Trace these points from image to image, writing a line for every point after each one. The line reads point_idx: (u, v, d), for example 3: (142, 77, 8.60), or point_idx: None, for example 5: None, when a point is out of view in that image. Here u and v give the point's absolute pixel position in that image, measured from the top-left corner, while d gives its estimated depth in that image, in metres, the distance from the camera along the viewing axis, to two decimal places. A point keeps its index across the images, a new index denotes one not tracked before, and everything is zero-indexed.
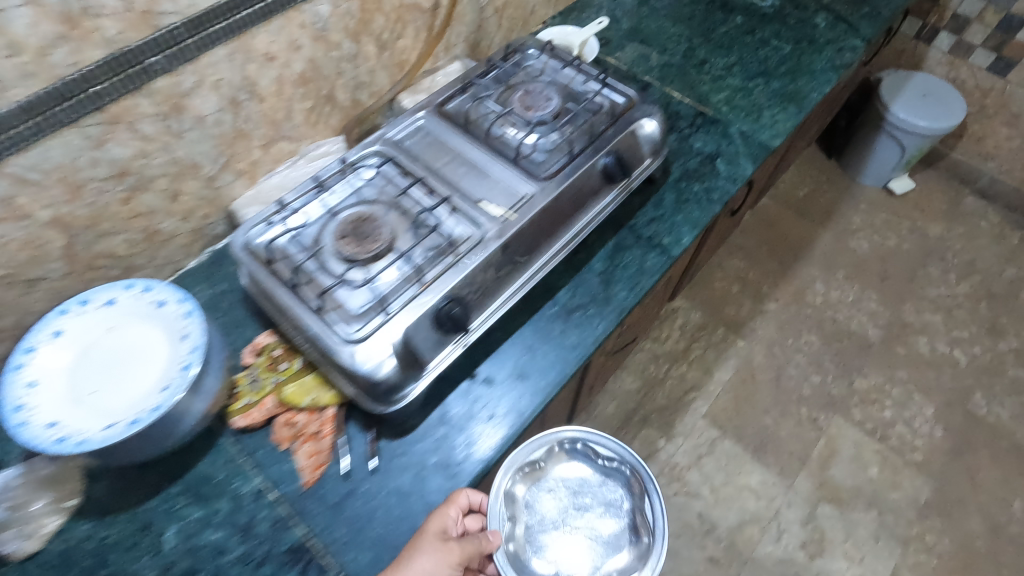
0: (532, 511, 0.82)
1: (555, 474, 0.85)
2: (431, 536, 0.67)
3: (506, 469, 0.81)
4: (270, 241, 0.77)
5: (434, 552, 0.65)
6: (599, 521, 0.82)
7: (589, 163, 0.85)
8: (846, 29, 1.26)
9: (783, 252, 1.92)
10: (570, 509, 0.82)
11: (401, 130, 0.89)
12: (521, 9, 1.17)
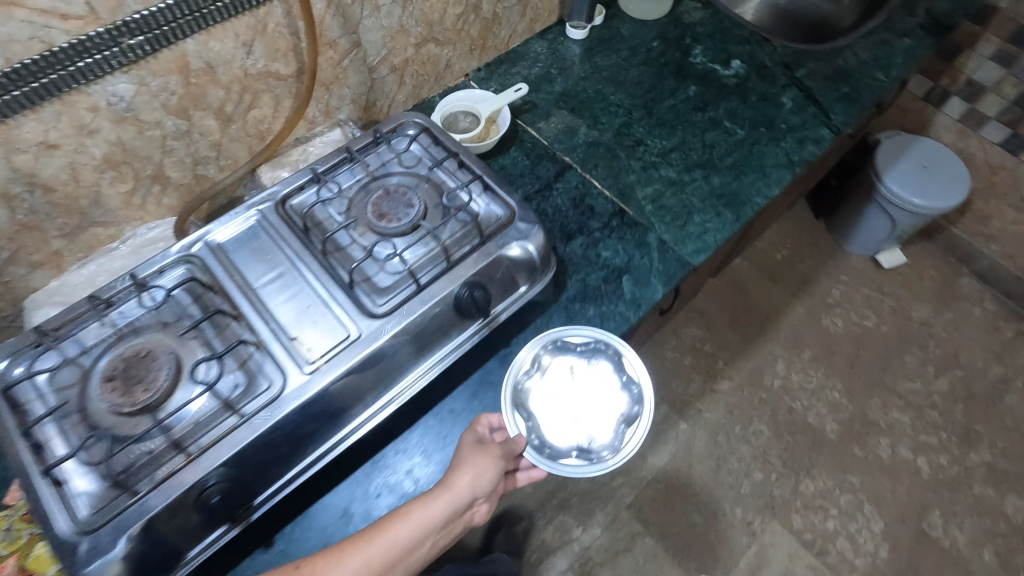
0: (540, 400, 0.78)
1: (550, 364, 0.80)
2: (470, 450, 0.70)
3: (507, 394, 0.76)
4: (21, 378, 0.63)
5: (482, 454, 0.69)
6: (594, 387, 0.79)
7: (434, 301, 0.71)
8: (816, 114, 1.08)
9: (746, 324, 1.75)
10: (572, 383, 0.79)
11: (226, 231, 0.75)
12: (429, 66, 1.01)
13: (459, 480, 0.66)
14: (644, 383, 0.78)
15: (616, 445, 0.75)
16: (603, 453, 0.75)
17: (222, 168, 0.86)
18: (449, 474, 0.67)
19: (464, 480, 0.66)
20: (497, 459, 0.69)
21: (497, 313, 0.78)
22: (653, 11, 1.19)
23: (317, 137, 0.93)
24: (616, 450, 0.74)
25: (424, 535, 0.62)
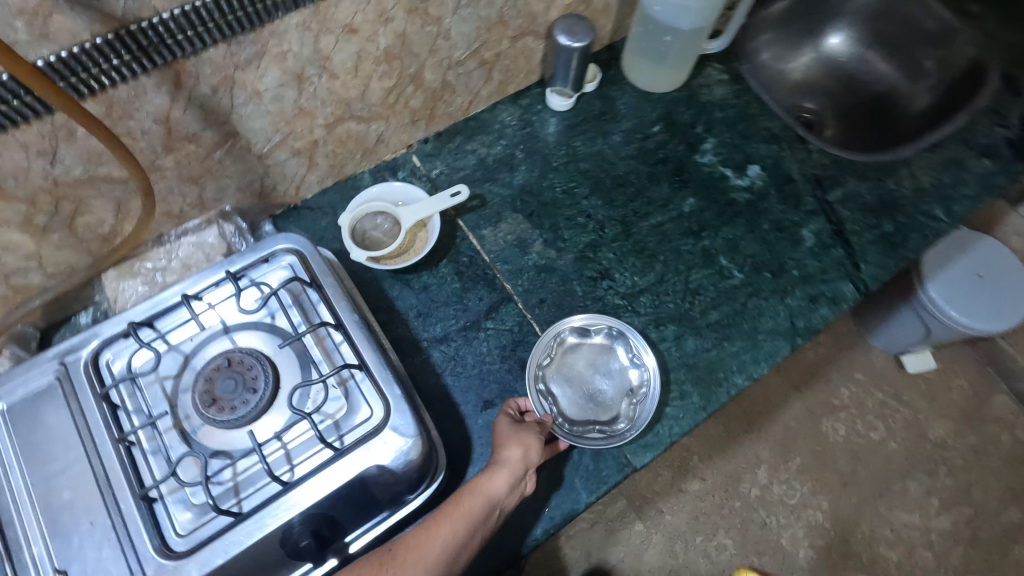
0: (562, 384, 0.76)
1: (567, 347, 0.78)
2: (510, 429, 0.67)
3: (528, 375, 0.74)
4: None
5: (520, 435, 0.66)
6: (605, 367, 0.77)
7: (249, 544, 0.54)
8: (842, 260, 0.83)
9: (733, 417, 1.55)
10: (591, 369, 0.77)
11: (13, 393, 0.58)
12: (351, 144, 0.79)
13: (511, 453, 0.63)
14: (653, 365, 0.75)
15: (632, 417, 0.73)
16: (621, 424, 0.73)
17: (53, 275, 0.68)
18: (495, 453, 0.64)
19: (516, 454, 0.63)
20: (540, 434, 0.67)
21: (349, 537, 0.62)
22: (660, 82, 0.93)
23: (187, 237, 0.73)
24: (631, 422, 0.73)
25: (498, 484, 0.60)
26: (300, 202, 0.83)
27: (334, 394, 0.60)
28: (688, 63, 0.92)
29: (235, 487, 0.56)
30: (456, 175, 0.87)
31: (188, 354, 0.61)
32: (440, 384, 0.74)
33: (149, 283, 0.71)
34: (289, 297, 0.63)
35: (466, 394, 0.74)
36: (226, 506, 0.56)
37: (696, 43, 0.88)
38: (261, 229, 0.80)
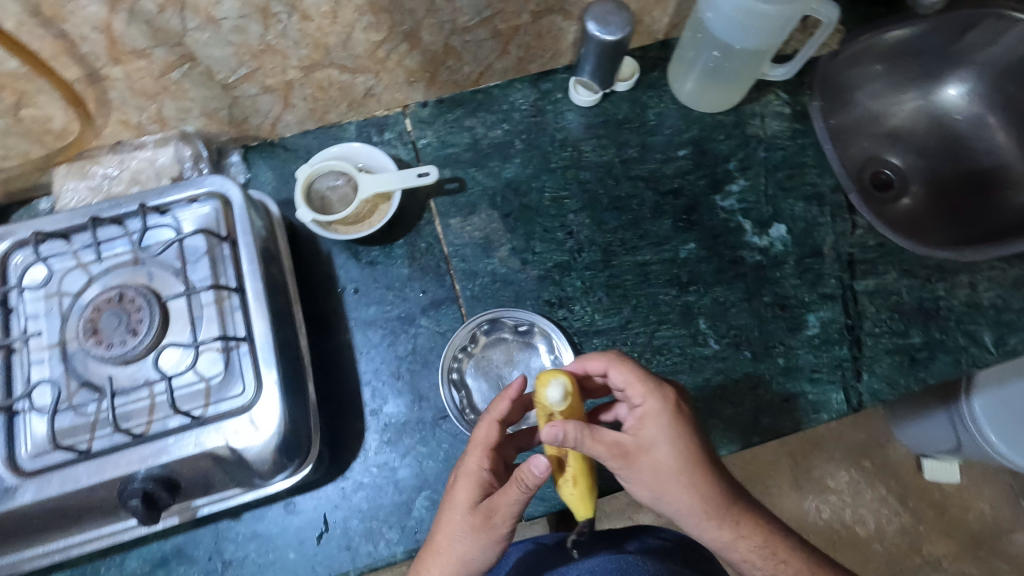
0: (477, 377, 0.71)
1: (486, 343, 0.72)
2: (467, 519, 0.54)
3: (441, 365, 0.69)
4: None
5: (467, 536, 0.53)
6: (523, 366, 0.72)
7: (87, 485, 0.53)
8: (841, 363, 0.72)
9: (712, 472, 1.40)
10: (507, 366, 0.72)
11: None
12: (334, 92, 0.73)
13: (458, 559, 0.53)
14: None
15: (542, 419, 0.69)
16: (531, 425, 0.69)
17: (5, 159, 0.67)
18: (440, 550, 0.54)
19: (466, 559, 0.53)
20: (500, 522, 0.53)
21: (199, 501, 0.59)
22: (703, 101, 0.80)
23: (142, 151, 0.71)
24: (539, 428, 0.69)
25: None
26: (276, 138, 0.78)
27: (214, 360, 0.57)
28: (742, 86, 0.78)
29: (93, 425, 0.55)
30: (444, 151, 0.79)
31: (91, 277, 0.59)
32: (352, 369, 0.70)
33: (93, 188, 0.69)
34: (203, 245, 0.60)
35: (375, 387, 0.70)
36: (77, 440, 0.54)
37: (754, 64, 0.74)
38: (227, 157, 0.77)
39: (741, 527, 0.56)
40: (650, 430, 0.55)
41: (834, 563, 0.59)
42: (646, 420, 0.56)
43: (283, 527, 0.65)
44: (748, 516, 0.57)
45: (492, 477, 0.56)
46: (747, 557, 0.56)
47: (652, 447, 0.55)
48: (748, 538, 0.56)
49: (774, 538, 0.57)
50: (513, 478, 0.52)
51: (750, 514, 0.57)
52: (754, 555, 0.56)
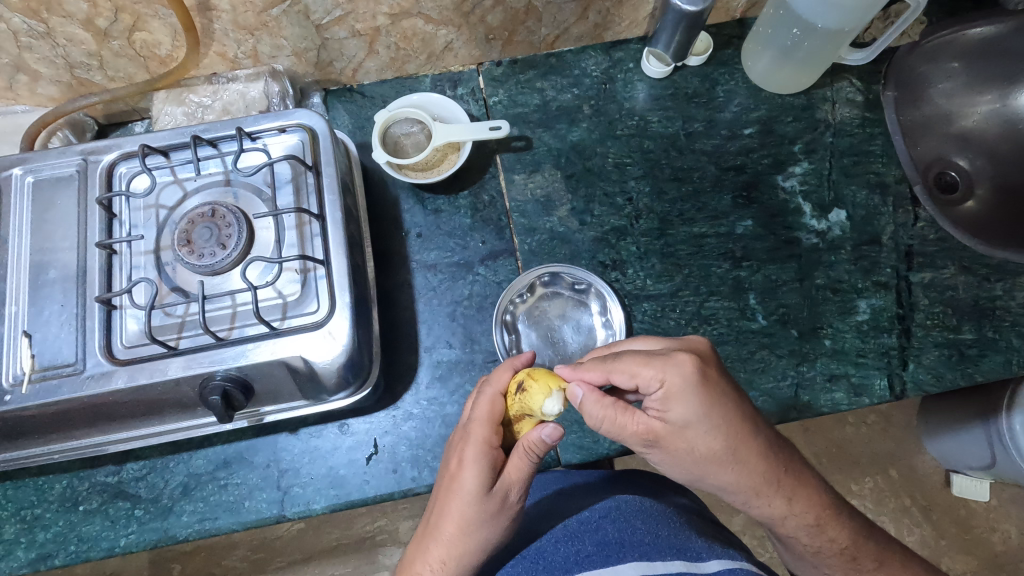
0: (528, 324, 0.74)
1: (542, 295, 0.75)
2: (479, 507, 0.52)
3: (496, 307, 0.73)
4: None
5: (487, 519, 0.53)
6: (573, 322, 0.75)
7: (172, 378, 0.58)
8: (888, 350, 0.73)
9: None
10: (560, 320, 0.75)
11: (42, 172, 0.64)
12: (415, 42, 0.76)
13: (479, 546, 0.53)
14: (621, 330, 0.72)
15: None
16: None
17: (113, 80, 0.72)
18: (454, 538, 0.53)
19: (483, 541, 0.53)
20: (514, 498, 0.53)
21: (266, 409, 0.65)
22: (774, 82, 0.80)
23: (235, 83, 0.75)
24: None
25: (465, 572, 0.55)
26: (355, 85, 0.82)
27: (292, 279, 0.61)
28: (815, 70, 0.78)
29: (180, 325, 0.60)
30: (513, 110, 0.81)
31: (186, 193, 0.64)
32: (410, 307, 0.74)
33: (189, 115, 0.74)
34: (290, 172, 0.64)
35: (431, 326, 0.73)
36: (166, 338, 0.60)
37: (831, 46, 0.74)
38: (309, 98, 0.80)
39: (794, 505, 0.58)
40: (676, 411, 0.53)
41: (871, 545, 0.61)
42: (671, 400, 0.53)
43: (336, 444, 0.70)
44: (802, 494, 0.58)
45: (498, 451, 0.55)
46: (794, 531, 0.59)
47: (681, 430, 0.53)
48: (798, 515, 0.58)
49: (827, 519, 0.59)
50: (522, 447, 0.52)
51: (802, 490, 0.58)
52: (802, 529, 0.59)
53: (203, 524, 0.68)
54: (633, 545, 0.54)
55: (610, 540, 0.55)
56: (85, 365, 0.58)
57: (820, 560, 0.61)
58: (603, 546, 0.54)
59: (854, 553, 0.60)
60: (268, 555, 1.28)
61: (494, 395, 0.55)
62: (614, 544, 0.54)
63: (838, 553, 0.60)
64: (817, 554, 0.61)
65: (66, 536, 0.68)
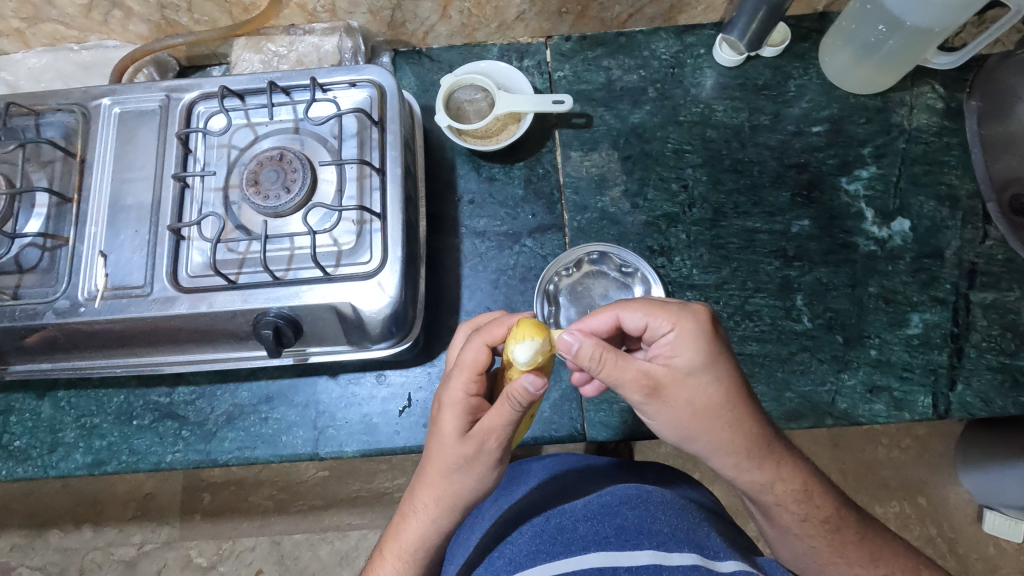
0: (569, 299, 0.75)
1: (586, 272, 0.76)
2: (453, 451, 0.53)
3: (540, 277, 0.74)
4: None
5: (463, 466, 0.54)
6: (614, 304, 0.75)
7: (229, 309, 0.61)
8: (935, 368, 0.70)
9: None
10: (602, 299, 0.75)
11: (127, 104, 0.68)
12: (487, 10, 0.76)
13: (459, 491, 0.55)
14: None
15: None
16: None
17: (198, 24, 0.76)
18: (436, 478, 0.55)
19: (463, 487, 0.55)
20: (494, 449, 0.53)
21: (311, 350, 0.68)
22: (851, 80, 0.77)
23: (311, 36, 0.77)
24: None
25: (453, 514, 0.57)
26: (424, 48, 0.83)
27: (348, 229, 0.63)
28: (896, 71, 0.75)
29: (241, 261, 0.63)
30: (577, 86, 0.81)
31: (257, 136, 0.67)
32: (455, 271, 0.75)
33: (265, 63, 0.77)
34: (356, 126, 0.66)
35: (474, 291, 0.75)
36: (227, 272, 0.63)
37: (917, 46, 0.71)
38: (379, 57, 0.82)
39: (780, 470, 0.57)
40: (684, 354, 0.52)
41: (870, 535, 0.61)
42: (681, 342, 0.53)
43: (372, 393, 0.73)
44: (788, 459, 0.57)
45: (480, 399, 0.55)
46: (780, 500, 0.58)
47: (683, 377, 0.52)
48: (785, 480, 0.57)
49: (812, 484, 0.59)
50: (506, 396, 0.50)
51: (787, 456, 0.57)
52: (789, 496, 0.57)
53: (241, 452, 0.72)
54: (650, 533, 0.53)
55: (628, 527, 0.54)
56: (152, 288, 0.62)
57: (804, 534, 0.59)
58: (621, 531, 0.53)
59: (839, 523, 0.59)
60: (291, 497, 1.34)
61: (482, 344, 0.55)
62: (632, 530, 0.53)
63: (823, 522, 0.59)
64: (799, 525, 0.59)
65: (118, 446, 0.73)
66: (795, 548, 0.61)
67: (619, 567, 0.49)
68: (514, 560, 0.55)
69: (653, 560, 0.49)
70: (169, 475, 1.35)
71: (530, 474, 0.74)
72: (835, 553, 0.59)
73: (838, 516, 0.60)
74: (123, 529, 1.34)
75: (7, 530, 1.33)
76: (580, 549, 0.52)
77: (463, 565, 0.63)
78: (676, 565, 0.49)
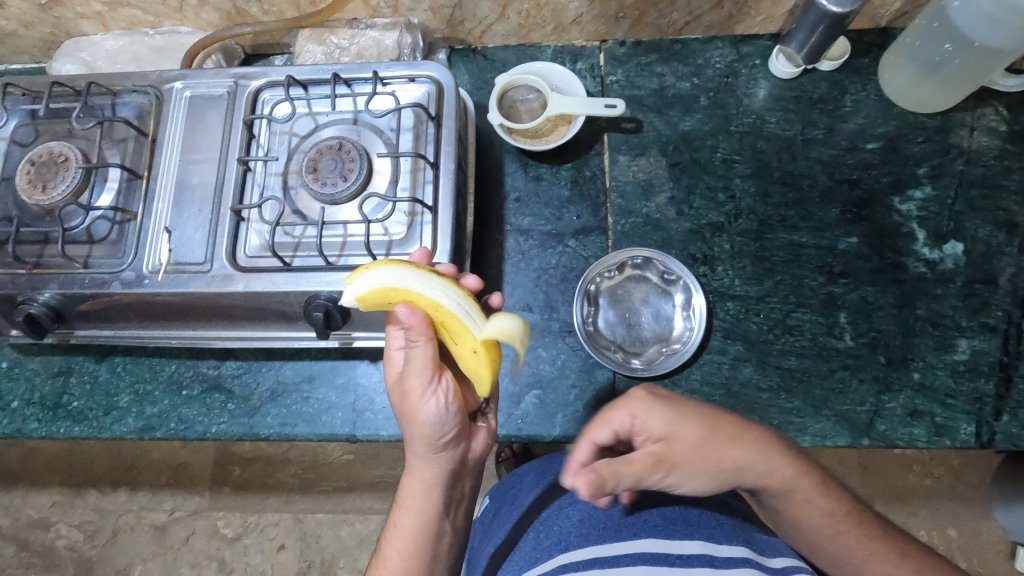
0: (608, 300, 0.76)
1: (628, 277, 0.76)
2: (394, 384, 0.59)
3: (582, 278, 0.74)
4: None
5: (402, 395, 0.57)
6: (653, 311, 0.75)
7: (283, 290, 0.63)
8: (981, 396, 0.69)
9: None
10: (641, 304, 0.75)
11: (197, 88, 0.71)
12: (545, 11, 0.77)
13: (409, 421, 0.57)
14: (701, 327, 0.72)
15: (651, 361, 0.72)
16: (638, 360, 0.73)
17: (266, 14, 0.78)
18: (400, 422, 0.59)
19: (410, 421, 0.57)
20: (415, 377, 0.55)
21: (356, 334, 0.71)
22: (911, 98, 0.76)
23: (372, 30, 0.79)
24: (648, 368, 0.72)
25: (426, 453, 0.58)
26: (480, 46, 0.85)
27: (400, 220, 0.65)
28: (960, 91, 0.73)
29: (296, 245, 0.66)
30: (629, 92, 0.82)
31: (318, 125, 0.70)
32: (498, 266, 0.77)
33: (327, 54, 0.79)
34: (413, 120, 0.68)
35: (514, 288, 0.76)
36: (283, 254, 0.65)
37: (984, 65, 0.69)
38: (435, 54, 0.84)
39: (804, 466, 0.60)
40: (654, 424, 0.54)
41: (909, 540, 0.61)
42: (644, 417, 0.54)
43: None
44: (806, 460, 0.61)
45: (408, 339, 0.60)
46: (807, 496, 0.59)
47: (672, 436, 0.54)
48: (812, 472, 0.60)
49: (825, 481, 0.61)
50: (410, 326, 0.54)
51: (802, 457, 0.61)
52: (814, 491, 0.59)
53: (282, 427, 0.74)
54: (700, 526, 0.56)
55: (677, 518, 0.57)
56: (213, 264, 0.65)
57: (835, 531, 0.59)
58: (672, 522, 0.56)
59: (860, 516, 0.60)
60: (317, 477, 1.37)
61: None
62: (682, 522, 0.57)
63: (848, 515, 0.60)
64: (827, 523, 0.59)
65: (167, 413, 0.76)
66: (831, 555, 0.60)
67: (671, 554, 0.52)
68: (563, 540, 0.59)
69: (703, 550, 0.52)
70: (202, 447, 1.40)
71: (560, 466, 0.75)
72: (866, 551, 0.58)
73: (860, 522, 0.60)
74: (156, 494, 1.39)
75: (48, 486, 1.40)
76: (631, 534, 0.55)
77: (507, 543, 0.66)
78: (726, 556, 0.52)
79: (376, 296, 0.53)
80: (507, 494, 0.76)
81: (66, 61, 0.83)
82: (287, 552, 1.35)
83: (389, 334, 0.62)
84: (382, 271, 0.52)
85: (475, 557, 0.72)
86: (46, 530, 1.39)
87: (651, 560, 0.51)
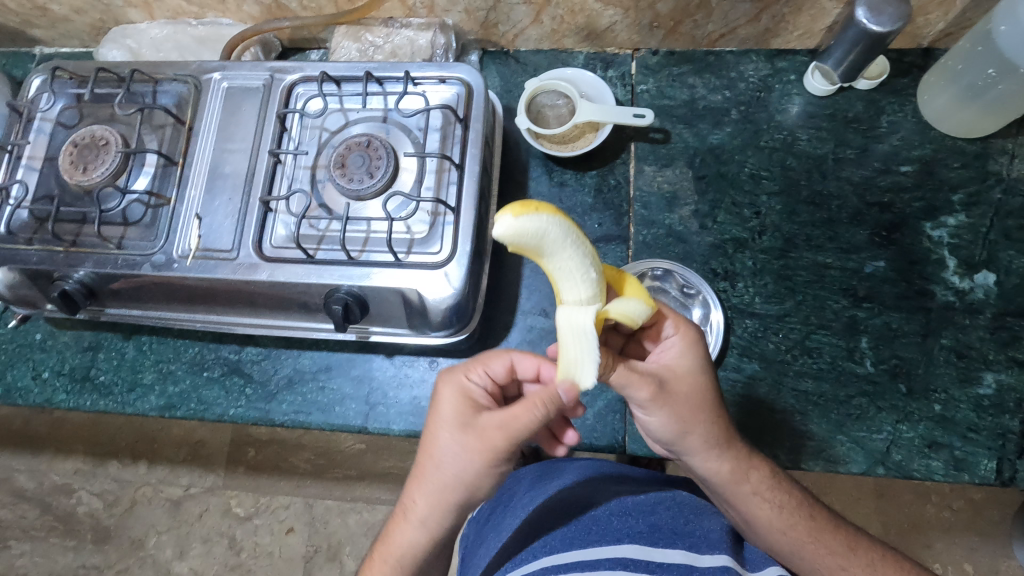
0: None
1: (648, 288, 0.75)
2: (449, 434, 0.55)
3: None
4: (28, 111, 0.74)
5: (458, 451, 0.53)
6: None
7: (306, 282, 0.65)
8: (1004, 432, 0.67)
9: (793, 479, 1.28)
10: None
11: (234, 79, 0.73)
12: (579, 17, 0.77)
13: (452, 483, 0.54)
14: (718, 343, 0.71)
15: None
16: None
17: (305, 9, 0.80)
18: (429, 470, 0.55)
19: (451, 482, 0.54)
20: (484, 447, 0.52)
21: (374, 329, 0.72)
22: (950, 122, 0.74)
23: (406, 29, 0.80)
24: None
25: (444, 514, 0.55)
26: (513, 49, 0.85)
27: (422, 220, 0.66)
28: (1000, 117, 0.71)
29: (320, 238, 0.67)
30: (659, 102, 0.81)
31: (348, 121, 0.71)
32: (518, 269, 0.77)
33: (362, 51, 0.81)
34: (442, 121, 0.69)
35: (532, 291, 0.77)
36: (307, 247, 0.67)
37: None
38: (467, 55, 0.85)
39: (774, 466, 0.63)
40: (681, 360, 0.57)
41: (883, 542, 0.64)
42: (680, 349, 0.58)
43: (424, 377, 0.76)
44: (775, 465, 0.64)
45: (480, 393, 0.57)
46: (757, 488, 0.60)
47: (684, 375, 0.57)
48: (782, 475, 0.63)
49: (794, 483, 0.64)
50: (530, 398, 0.52)
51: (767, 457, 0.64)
52: (762, 484, 0.60)
53: (296, 413, 0.76)
54: (683, 535, 0.58)
55: (661, 525, 0.59)
56: (239, 252, 0.66)
57: (784, 525, 0.61)
58: (655, 529, 0.58)
59: (810, 511, 0.62)
60: (329, 463, 1.40)
61: (507, 358, 0.58)
62: (665, 530, 0.58)
63: (796, 509, 0.62)
64: (779, 513, 0.61)
65: (189, 393, 0.78)
66: (779, 548, 0.62)
67: (652, 561, 0.54)
68: (549, 543, 0.60)
69: (684, 559, 0.54)
70: (220, 426, 1.44)
71: (559, 472, 0.75)
72: (841, 542, 0.61)
73: (834, 521, 0.63)
74: (173, 469, 1.43)
75: (73, 454, 1.45)
76: (614, 539, 0.57)
77: (496, 543, 0.66)
78: (707, 566, 0.54)
79: (527, 250, 0.47)
80: (503, 495, 0.76)
81: (112, 48, 0.86)
82: (295, 535, 1.38)
83: (469, 370, 0.58)
84: (552, 218, 0.46)
85: (470, 557, 0.72)
86: (69, 495, 1.44)
87: (630, 565, 0.53)
